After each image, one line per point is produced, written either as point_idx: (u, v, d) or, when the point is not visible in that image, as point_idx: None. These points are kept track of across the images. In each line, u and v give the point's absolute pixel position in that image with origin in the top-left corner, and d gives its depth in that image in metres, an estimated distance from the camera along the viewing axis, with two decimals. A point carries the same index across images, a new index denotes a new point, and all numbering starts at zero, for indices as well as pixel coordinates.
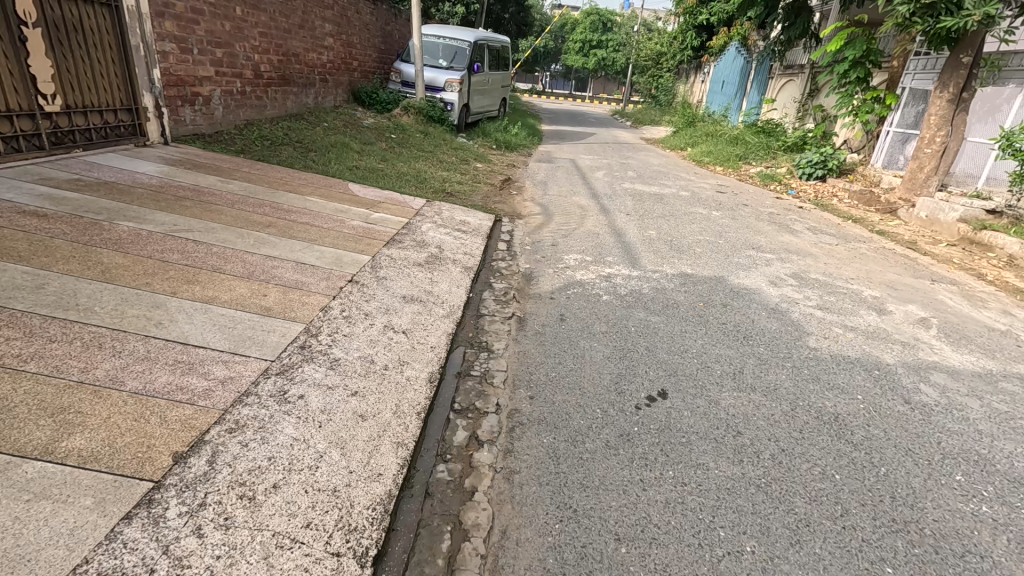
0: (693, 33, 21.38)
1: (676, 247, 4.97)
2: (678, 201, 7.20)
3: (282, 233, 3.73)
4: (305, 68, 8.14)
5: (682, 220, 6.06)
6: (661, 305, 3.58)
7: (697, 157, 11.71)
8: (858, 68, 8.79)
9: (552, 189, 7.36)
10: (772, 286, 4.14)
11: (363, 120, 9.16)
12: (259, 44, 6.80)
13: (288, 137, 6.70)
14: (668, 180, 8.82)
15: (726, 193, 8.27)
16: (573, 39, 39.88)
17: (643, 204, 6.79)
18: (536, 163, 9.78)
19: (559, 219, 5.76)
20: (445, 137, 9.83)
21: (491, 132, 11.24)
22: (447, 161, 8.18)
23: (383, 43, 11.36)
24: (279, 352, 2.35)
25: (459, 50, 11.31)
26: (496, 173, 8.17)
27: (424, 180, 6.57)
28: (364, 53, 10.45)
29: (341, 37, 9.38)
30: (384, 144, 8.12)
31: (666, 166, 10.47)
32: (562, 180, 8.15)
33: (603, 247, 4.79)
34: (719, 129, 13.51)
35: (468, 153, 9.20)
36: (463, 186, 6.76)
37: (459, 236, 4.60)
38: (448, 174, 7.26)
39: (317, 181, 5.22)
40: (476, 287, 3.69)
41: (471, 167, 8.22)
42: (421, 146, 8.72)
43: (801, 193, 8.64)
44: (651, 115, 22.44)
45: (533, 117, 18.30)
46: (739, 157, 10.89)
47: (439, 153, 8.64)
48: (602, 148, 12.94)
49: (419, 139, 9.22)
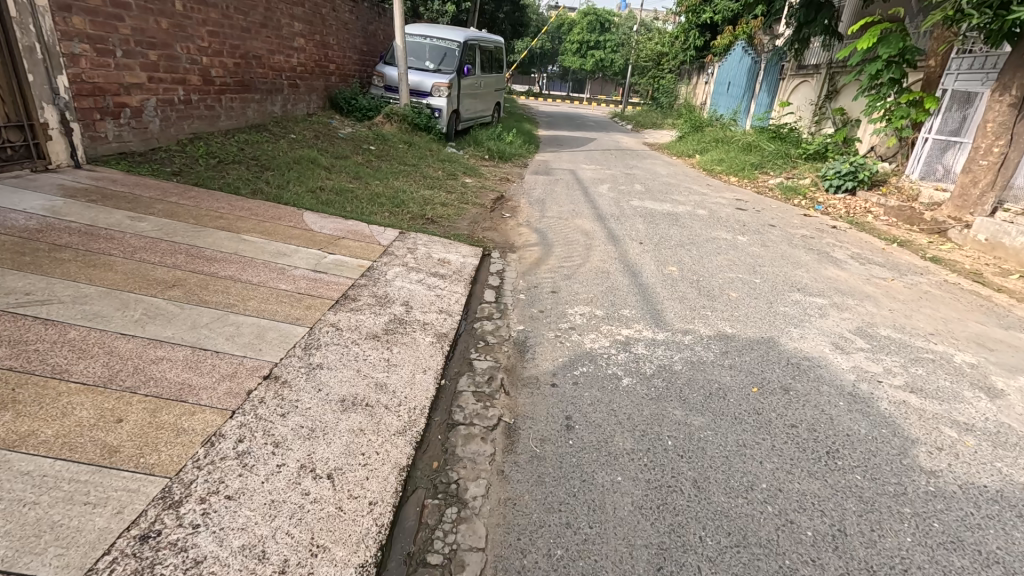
0: (695, 33, 20.48)
1: (705, 291, 4.02)
2: (696, 222, 6.27)
3: (187, 297, 2.76)
4: (269, 73, 7.20)
5: (704, 250, 5.13)
6: (702, 395, 2.62)
7: (709, 166, 10.74)
8: (891, 68, 7.84)
9: (550, 209, 6.42)
10: (837, 353, 3.18)
11: (340, 130, 8.21)
12: (210, 45, 5.86)
13: (242, 153, 5.74)
14: (680, 195, 7.88)
15: (747, 210, 7.34)
16: (570, 40, 38.93)
17: (657, 228, 5.85)
18: (533, 175, 8.84)
19: (560, 251, 4.82)
20: (431, 147, 8.89)
21: (483, 140, 10.30)
22: (431, 176, 7.24)
23: (364, 44, 10.41)
24: (95, 557, 1.40)
25: (447, 52, 10.36)
26: (487, 190, 7.23)
27: (402, 202, 5.63)
28: (342, 55, 9.51)
29: (315, 37, 8.44)
30: (359, 158, 7.17)
31: (676, 177, 9.52)
32: (562, 197, 7.21)
33: (615, 294, 3.83)
34: (730, 134, 12.54)
35: (456, 165, 8.26)
36: (447, 209, 5.82)
37: (435, 284, 3.65)
38: (431, 194, 6.32)
39: (263, 212, 4.26)
40: (450, 371, 2.73)
41: (459, 183, 7.29)
42: (403, 159, 7.79)
43: (831, 208, 7.69)
44: (652, 118, 21.51)
45: (530, 121, 17.34)
46: (754, 166, 9.96)
47: (424, 166, 7.70)
48: (604, 155, 12.00)
49: (402, 150, 8.28)
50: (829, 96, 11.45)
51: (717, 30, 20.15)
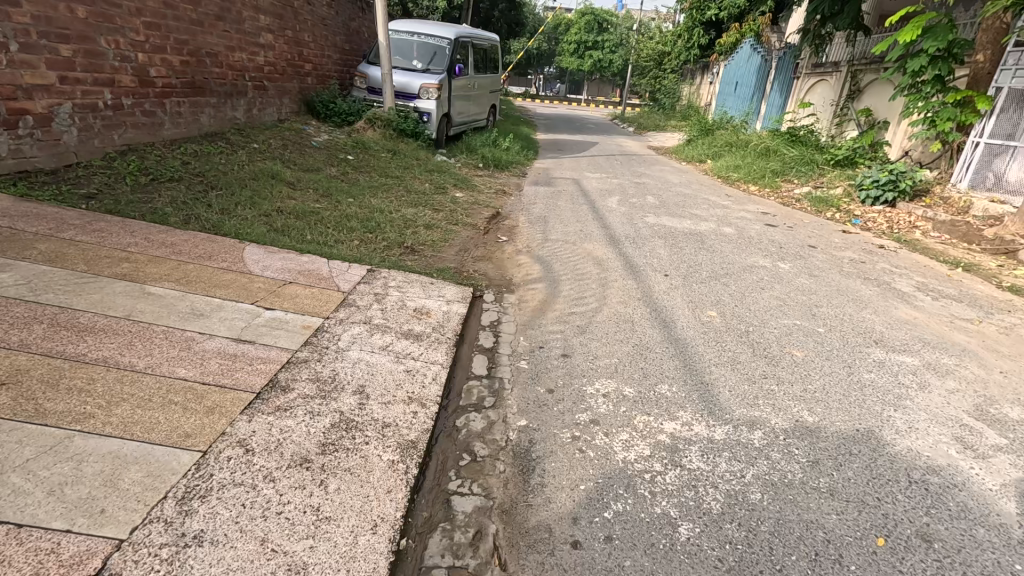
0: (700, 31, 19.62)
1: (762, 350, 3.10)
2: (725, 244, 5.36)
3: (16, 406, 1.82)
4: (229, 73, 6.28)
5: (743, 284, 4.21)
6: (806, 563, 1.69)
7: (725, 173, 9.83)
8: (937, 64, 6.92)
9: (554, 230, 5.51)
10: (972, 458, 2.25)
11: (315, 138, 7.28)
12: (147, 40, 4.93)
13: (186, 167, 4.81)
14: (699, 209, 6.97)
15: (778, 226, 6.43)
16: (567, 40, 38.05)
17: (682, 253, 4.93)
18: (532, 186, 7.93)
19: (569, 289, 3.89)
20: (419, 156, 7.96)
21: (478, 146, 9.38)
22: (415, 191, 6.31)
23: (345, 41, 9.47)
24: None
25: (437, 50, 9.46)
26: (481, 206, 6.31)
27: (378, 227, 4.71)
28: (319, 54, 8.59)
29: (286, 33, 7.51)
30: (333, 172, 6.24)
31: (691, 187, 8.61)
32: (566, 213, 6.29)
33: (648, 360, 2.90)
34: (743, 137, 11.66)
35: (446, 176, 7.35)
36: (432, 233, 4.90)
37: (407, 351, 2.72)
38: (414, 213, 5.39)
39: (191, 249, 3.33)
40: (417, 519, 1.79)
41: (448, 198, 6.36)
42: (386, 171, 6.87)
43: (871, 223, 6.80)
44: (655, 120, 20.62)
45: (527, 125, 16.43)
46: (776, 173, 9.06)
47: (409, 179, 6.77)
48: (609, 161, 11.10)
49: (385, 160, 7.35)
50: (853, 95, 10.59)
51: (722, 27, 19.26)
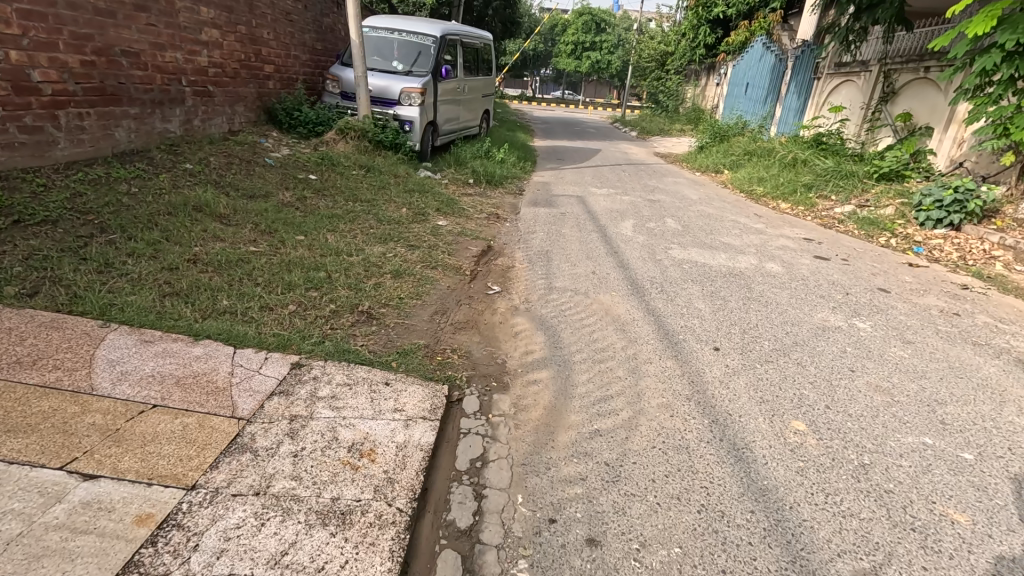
0: (706, 29, 18.62)
1: (906, 517, 1.94)
2: (776, 290, 4.22)
3: None
4: (158, 76, 5.12)
5: (821, 362, 3.08)
6: None
7: (749, 187, 8.71)
8: (1013, 61, 5.75)
9: (559, 272, 4.37)
10: None
11: (271, 154, 6.12)
12: (26, 34, 3.79)
13: (73, 201, 3.65)
14: (731, 236, 5.85)
15: (830, 258, 5.29)
16: (563, 41, 36.96)
17: (726, 307, 3.80)
18: (531, 207, 6.79)
19: (586, 380, 2.74)
20: (397, 173, 6.82)
21: (468, 159, 8.23)
22: (387, 220, 5.16)
23: (316, 40, 8.32)
24: None
25: (421, 49, 8.31)
26: (467, 237, 5.14)
27: (329, 281, 3.56)
28: (283, 54, 7.44)
29: (237, 29, 6.36)
30: (286, 199, 5.09)
31: (713, 205, 7.49)
32: (572, 245, 5.15)
33: (734, 551, 1.76)
34: (763, 144, 10.55)
35: (428, 199, 6.21)
36: (401, 284, 3.76)
37: (318, 564, 1.55)
38: (380, 254, 4.24)
39: (11, 348, 2.20)
40: None
41: (427, 228, 5.21)
42: (354, 194, 5.73)
43: (938, 252, 5.67)
44: (659, 124, 19.54)
45: (523, 131, 15.26)
46: (808, 188, 7.96)
47: (382, 204, 5.64)
48: (616, 173, 9.97)
49: (354, 180, 6.20)
50: (888, 98, 9.52)
51: (730, 25, 18.17)
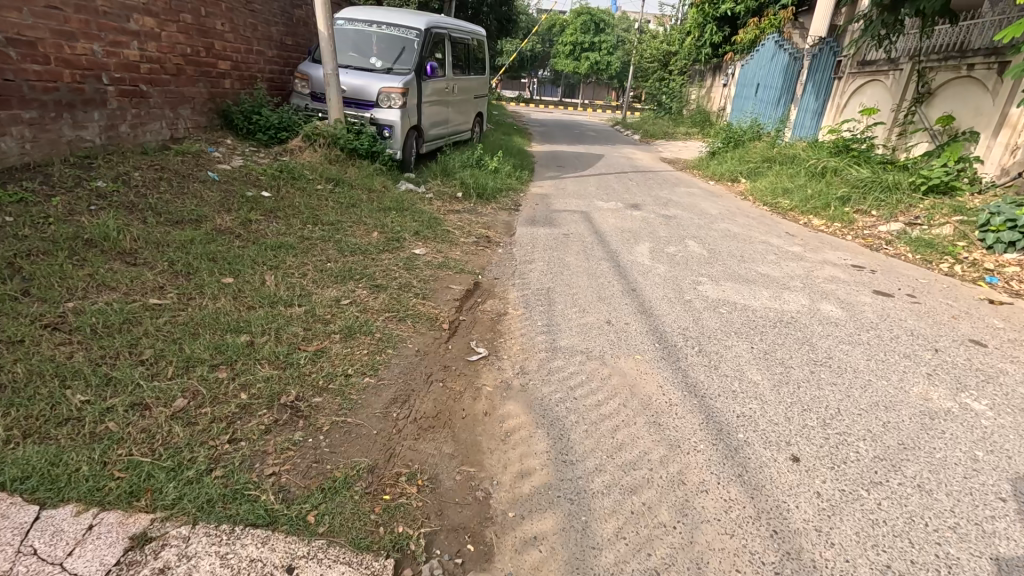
0: (713, 27, 17.73)
1: None
2: (846, 347, 3.26)
3: None
4: (66, 72, 4.14)
5: (955, 487, 2.10)
6: None
7: (773, 200, 7.76)
8: None
9: (564, 323, 3.39)
10: None
11: (218, 166, 5.15)
12: None
13: None
14: (767, 264, 4.89)
15: (894, 295, 4.33)
16: (562, 41, 36.08)
17: (790, 380, 2.82)
18: (528, 226, 5.82)
19: (615, 538, 1.78)
20: (371, 188, 5.84)
21: (457, 168, 7.27)
22: (350, 251, 4.18)
23: (284, 34, 7.34)
24: None
25: (403, 44, 7.35)
26: (449, 271, 4.17)
27: (248, 352, 2.58)
28: (242, 48, 6.47)
29: (180, 18, 5.39)
30: (224, 225, 4.11)
31: (736, 221, 6.55)
32: (579, 281, 4.17)
33: None
34: (783, 149, 9.63)
35: (406, 219, 5.24)
36: (352, 351, 2.77)
37: None
38: (331, 304, 3.25)
39: None
40: None
41: (399, 259, 4.23)
42: (313, 216, 4.76)
43: (1017, 282, 4.72)
44: (663, 127, 18.61)
45: (521, 134, 14.31)
46: (842, 201, 7.04)
47: (347, 229, 4.67)
48: (623, 182, 9.02)
49: (318, 197, 5.22)
50: (923, 99, 8.60)
51: (738, 23, 17.26)
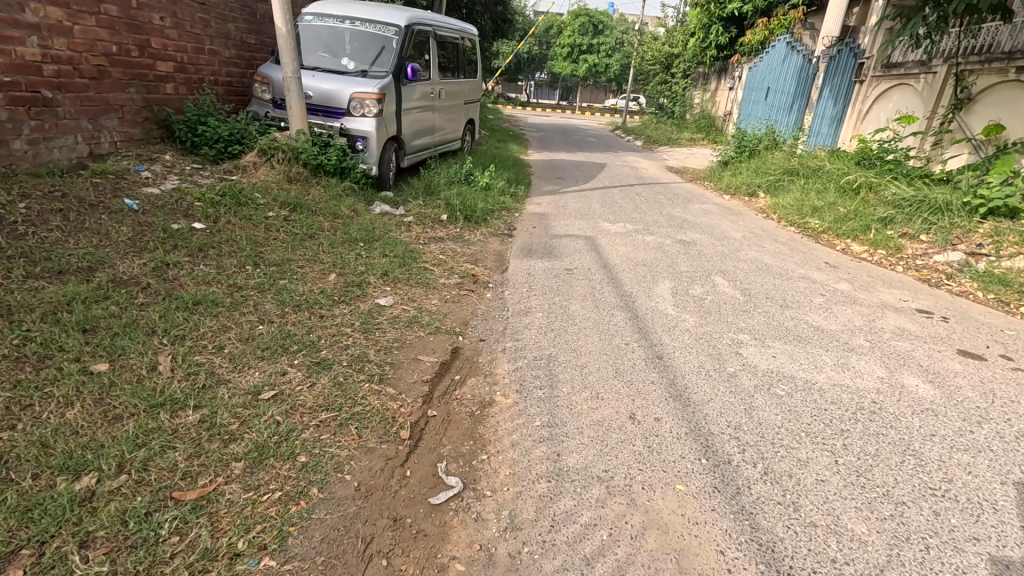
0: (718, 28, 16.95)
1: None
2: (964, 459, 2.35)
3: None
4: None
5: None
6: None
7: (802, 221, 6.86)
8: None
9: (571, 422, 2.45)
10: None
11: (144, 189, 4.23)
12: None
13: None
14: (818, 312, 3.99)
15: (988, 357, 3.42)
16: (560, 44, 35.26)
17: (912, 536, 1.90)
18: (524, 258, 4.89)
19: None
20: (336, 214, 4.92)
21: (442, 185, 6.35)
22: (293, 306, 3.24)
23: (243, 31, 6.42)
24: None
25: (380, 43, 6.43)
26: (420, 332, 3.23)
27: (77, 516, 1.64)
28: (189, 47, 5.55)
29: (102, 9, 4.46)
30: (127, 273, 3.18)
31: (764, 248, 5.66)
32: (588, 343, 3.24)
33: None
34: (803, 160, 8.75)
35: (374, 254, 4.31)
36: (254, 499, 1.82)
37: None
38: (243, 401, 2.30)
39: None
40: None
41: (357, 316, 3.28)
42: (255, 255, 3.82)
43: None
44: (666, 133, 17.75)
45: (516, 142, 13.43)
46: (882, 223, 6.17)
47: (297, 272, 3.73)
48: (630, 198, 8.12)
49: (267, 227, 4.29)
50: (963, 106, 7.73)
51: (745, 23, 16.42)
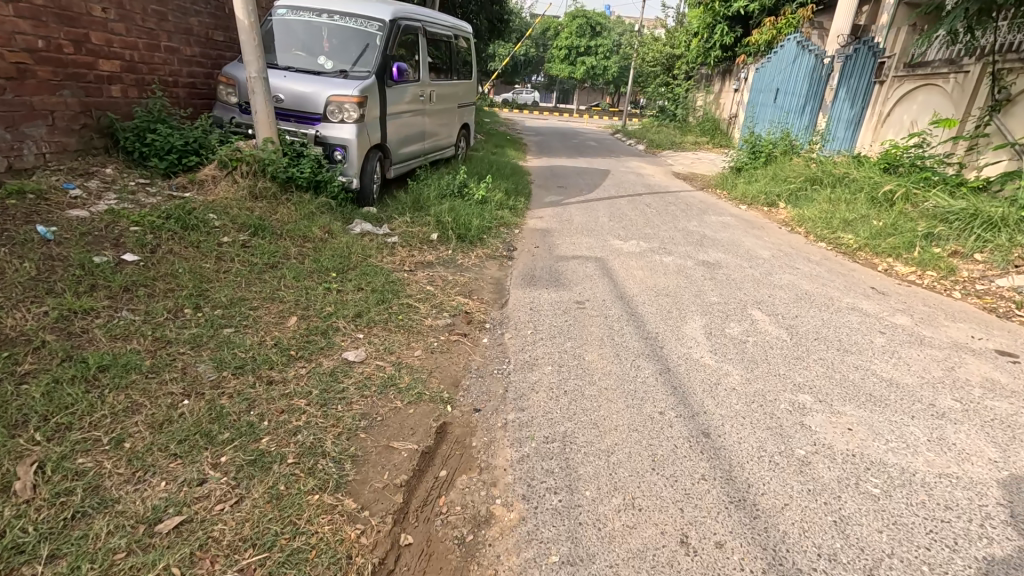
0: (723, 27, 16.34)
1: None
2: None
3: None
4: None
5: None
6: None
7: (834, 236, 6.17)
8: None
9: (602, 556, 1.75)
10: None
11: (69, 211, 3.52)
12: None
13: None
14: (883, 358, 3.29)
15: None
16: (557, 46, 34.64)
17: None
18: (527, 287, 4.18)
19: None
20: (306, 237, 4.22)
21: (433, 199, 5.65)
22: (233, 369, 2.52)
23: (207, 27, 5.71)
24: None
25: (362, 39, 5.72)
26: (396, 402, 2.51)
27: None
28: (141, 45, 4.85)
29: None
30: (17, 327, 2.47)
31: (799, 271, 4.97)
32: (613, 414, 2.53)
33: None
34: (825, 166, 8.09)
35: (347, 287, 3.60)
36: None
37: None
38: (127, 543, 1.60)
39: None
40: None
41: (317, 380, 2.56)
42: (196, 295, 3.10)
43: None
44: (669, 136, 17.10)
45: (514, 147, 12.74)
46: (927, 240, 5.49)
47: (246, 317, 3.01)
48: (640, 209, 7.44)
49: (218, 255, 3.58)
50: (1000, 107, 7.03)
51: (751, 23, 15.79)
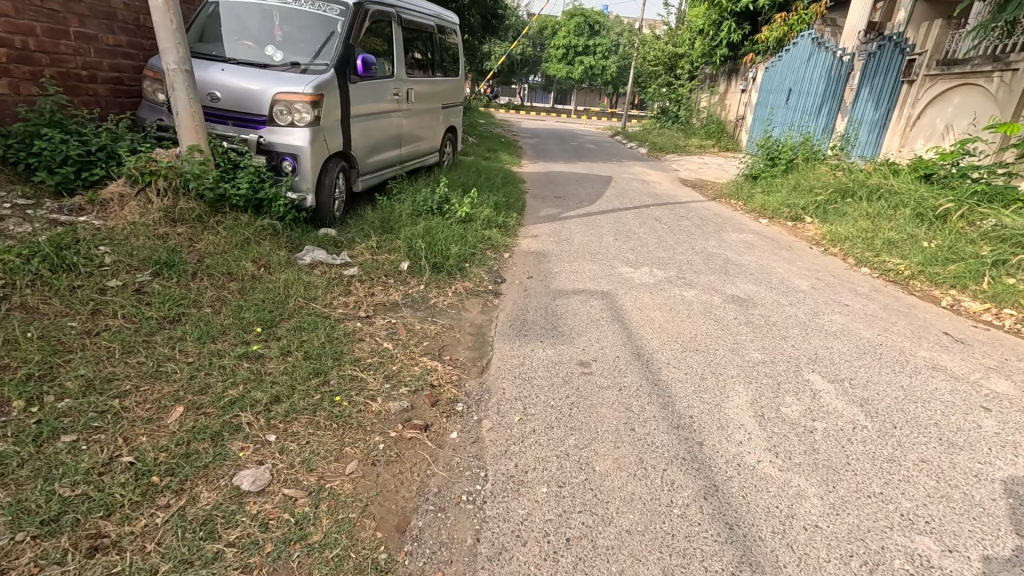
0: (730, 24, 15.45)
1: None
2: None
3: None
4: None
5: None
6: None
7: (879, 259, 5.26)
8: None
9: None
10: None
11: None
12: None
13: None
14: (1011, 459, 2.36)
15: None
16: (554, 45, 33.72)
17: None
18: (516, 338, 3.25)
19: None
20: (233, 275, 3.29)
21: (405, 218, 4.71)
22: (37, 525, 1.58)
23: (135, 12, 4.77)
24: None
25: (320, 26, 4.78)
26: None
27: None
28: (37, 31, 3.90)
29: None
30: None
31: (851, 311, 4.06)
32: None
33: None
34: (855, 175, 7.19)
35: (272, 350, 2.67)
36: None
37: None
38: None
39: None
40: None
41: (177, 538, 1.63)
42: (36, 378, 2.17)
43: None
44: (672, 139, 16.21)
45: (508, 151, 11.81)
46: (999, 268, 4.57)
47: (103, 413, 2.08)
48: (648, 224, 6.52)
49: (96, 309, 2.65)
50: None
51: (760, 19, 14.89)
